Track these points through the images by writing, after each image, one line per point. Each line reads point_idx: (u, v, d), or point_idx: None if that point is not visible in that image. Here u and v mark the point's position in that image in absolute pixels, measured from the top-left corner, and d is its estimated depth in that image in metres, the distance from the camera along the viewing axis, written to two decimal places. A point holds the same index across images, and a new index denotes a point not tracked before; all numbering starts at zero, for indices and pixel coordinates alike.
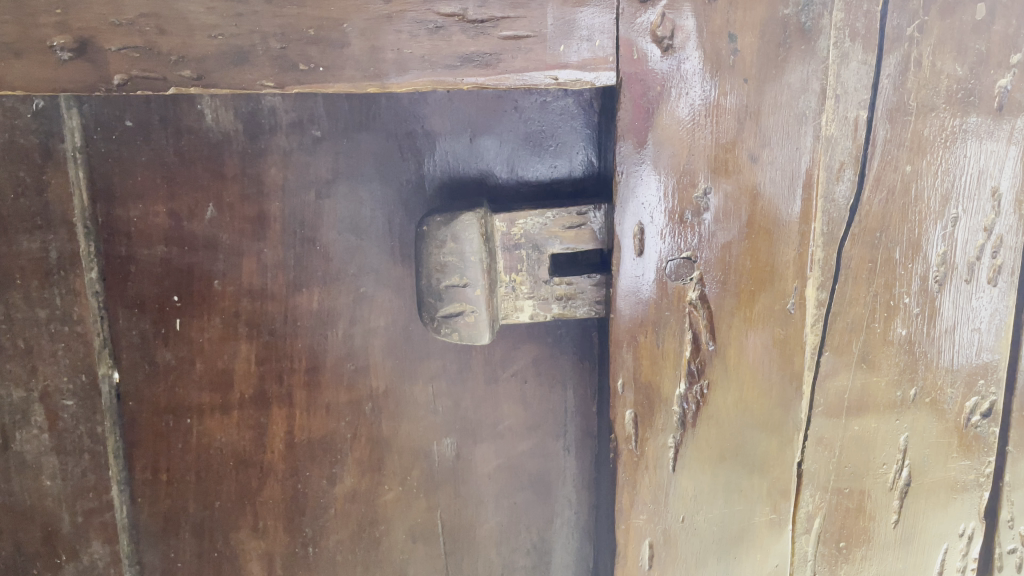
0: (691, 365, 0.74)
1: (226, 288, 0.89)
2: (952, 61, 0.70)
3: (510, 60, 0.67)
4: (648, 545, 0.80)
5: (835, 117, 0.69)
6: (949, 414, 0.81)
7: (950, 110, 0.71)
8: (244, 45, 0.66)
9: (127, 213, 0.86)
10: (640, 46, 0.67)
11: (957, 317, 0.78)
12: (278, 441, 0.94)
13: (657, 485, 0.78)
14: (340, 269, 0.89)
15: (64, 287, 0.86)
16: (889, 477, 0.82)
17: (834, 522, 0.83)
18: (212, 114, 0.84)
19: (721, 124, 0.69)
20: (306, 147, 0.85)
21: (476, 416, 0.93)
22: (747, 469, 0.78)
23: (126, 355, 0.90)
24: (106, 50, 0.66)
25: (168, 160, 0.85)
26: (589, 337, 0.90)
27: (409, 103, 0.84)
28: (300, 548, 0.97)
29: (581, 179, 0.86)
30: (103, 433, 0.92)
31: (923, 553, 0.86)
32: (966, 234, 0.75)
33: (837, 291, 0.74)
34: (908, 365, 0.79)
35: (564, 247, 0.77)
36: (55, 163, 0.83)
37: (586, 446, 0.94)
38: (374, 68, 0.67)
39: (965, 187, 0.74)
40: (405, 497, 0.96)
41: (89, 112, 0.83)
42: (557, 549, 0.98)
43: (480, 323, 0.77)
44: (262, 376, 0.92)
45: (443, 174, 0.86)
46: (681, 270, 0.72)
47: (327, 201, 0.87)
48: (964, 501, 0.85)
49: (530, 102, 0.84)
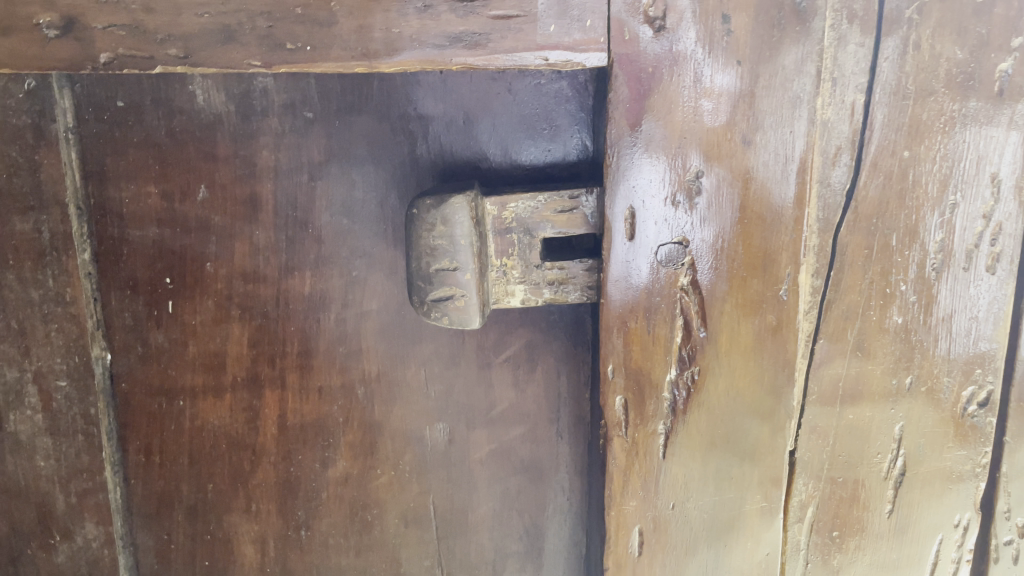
0: (681, 351, 0.72)
1: (218, 270, 0.89)
2: (951, 44, 0.69)
3: (500, 39, 0.66)
4: (638, 532, 0.78)
5: (832, 100, 0.68)
6: (945, 404, 0.80)
7: (950, 94, 0.70)
8: (231, 23, 0.65)
9: (119, 194, 0.86)
10: (632, 27, 0.66)
11: (955, 305, 0.77)
12: (270, 424, 0.94)
13: (647, 472, 0.76)
14: (332, 252, 0.89)
15: (57, 268, 0.86)
16: (882, 466, 0.82)
17: (829, 508, 0.84)
18: (204, 95, 0.83)
19: (714, 107, 0.68)
20: (299, 130, 0.85)
21: (468, 402, 0.92)
22: (737, 457, 0.75)
23: (119, 337, 0.90)
24: (93, 28, 0.65)
25: (160, 141, 0.85)
26: (582, 324, 0.89)
27: (402, 85, 0.83)
28: (292, 530, 0.97)
29: (575, 164, 0.85)
30: (96, 415, 0.92)
31: (918, 545, 0.85)
32: (964, 221, 0.74)
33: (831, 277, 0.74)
34: (903, 354, 0.79)
35: (556, 231, 0.77)
36: (47, 144, 0.83)
37: (578, 433, 0.93)
38: (363, 47, 0.66)
39: (965, 173, 0.73)
40: (397, 481, 0.95)
41: (81, 93, 0.82)
42: (550, 537, 0.97)
43: (470, 308, 0.76)
44: (255, 358, 0.92)
45: (436, 157, 0.85)
46: (672, 255, 0.71)
47: (319, 183, 0.86)
48: (960, 492, 0.83)
49: (524, 84, 0.83)
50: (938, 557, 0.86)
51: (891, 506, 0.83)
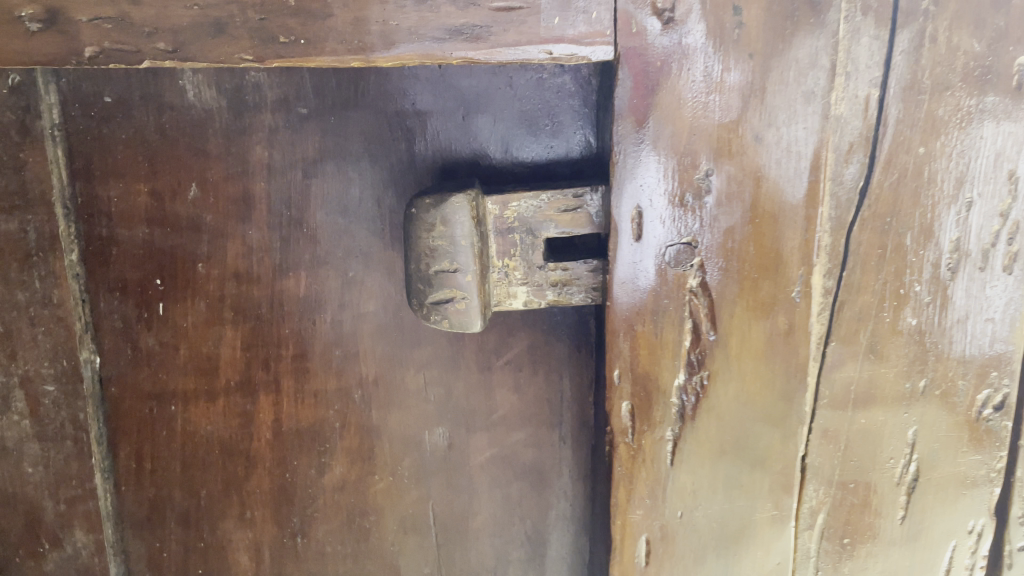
0: (690, 355, 0.70)
1: (210, 271, 0.86)
2: (969, 36, 0.66)
3: (502, 32, 0.63)
4: (645, 542, 0.76)
5: (845, 95, 0.66)
6: (959, 407, 0.78)
7: (966, 89, 0.67)
8: (222, 15, 0.62)
9: (108, 193, 0.83)
10: (640, 19, 0.63)
11: (969, 306, 0.75)
12: (265, 429, 0.91)
13: (654, 480, 0.74)
14: (328, 252, 0.86)
15: (44, 269, 0.83)
16: (895, 471, 0.80)
17: (840, 514, 0.81)
18: (194, 90, 0.80)
19: (724, 103, 0.65)
20: (292, 127, 0.82)
21: (469, 405, 0.90)
22: (747, 464, 0.72)
23: (108, 340, 0.88)
24: (78, 21, 0.62)
25: (149, 137, 0.82)
26: (586, 326, 0.87)
27: (399, 80, 0.80)
28: (288, 538, 0.94)
29: (578, 161, 0.82)
30: (86, 420, 0.89)
31: (931, 551, 0.83)
32: (980, 220, 0.72)
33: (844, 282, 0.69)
34: (917, 356, 0.76)
35: (559, 231, 0.74)
36: (32, 141, 0.80)
37: (582, 437, 0.91)
38: (359, 40, 0.63)
39: (981, 170, 0.70)
40: (395, 487, 0.93)
41: (67, 88, 0.80)
42: (552, 543, 0.95)
43: (471, 311, 0.74)
44: (248, 361, 0.89)
45: (435, 154, 0.82)
46: (681, 256, 0.68)
47: (314, 181, 0.84)
48: (974, 497, 0.81)
49: (525, 78, 0.80)
50: (951, 563, 0.84)
51: (903, 511, 0.81)
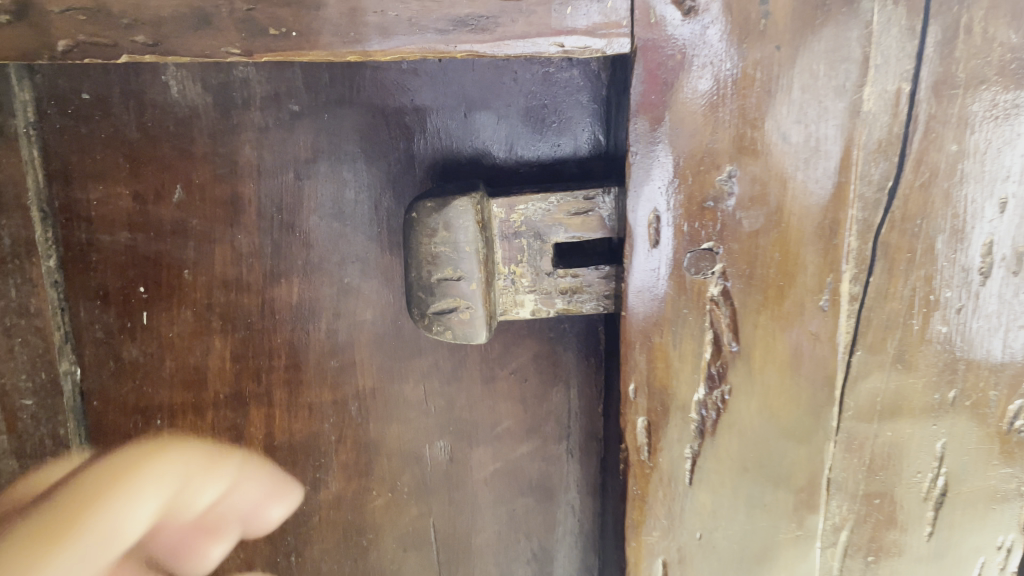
0: (710, 368, 0.65)
1: (197, 278, 0.81)
2: (1005, 27, 0.61)
3: (510, 23, 0.58)
4: (661, 564, 0.72)
5: (875, 90, 0.61)
6: (990, 419, 0.74)
7: (1002, 83, 0.62)
8: (206, 6, 0.57)
9: (87, 196, 0.78)
10: (658, 9, 0.59)
11: (1002, 312, 0.70)
12: (256, 444, 0.86)
13: (672, 500, 0.69)
14: (322, 257, 0.81)
15: (20, 277, 0.77)
16: (922, 486, 0.76)
17: (864, 530, 0.78)
18: (178, 86, 0.75)
19: (750, 99, 0.61)
20: (282, 125, 0.77)
21: (471, 418, 0.85)
22: (770, 483, 0.68)
23: (89, 351, 0.82)
24: (49, 13, 0.57)
25: (131, 137, 0.77)
26: (595, 334, 0.82)
27: (396, 75, 0.75)
28: (282, 557, 0.90)
29: (587, 160, 0.78)
30: (66, 436, 0.83)
31: (958, 568, 0.79)
32: (1015, 221, 0.67)
33: (872, 287, 0.65)
34: (948, 365, 0.72)
35: (569, 236, 0.69)
36: (6, 140, 0.73)
37: (590, 450, 0.87)
38: (355, 32, 0.58)
39: (1016, 169, 0.65)
40: (394, 503, 0.88)
41: (42, 84, 0.74)
42: (559, 559, 0.91)
43: (476, 321, 0.69)
44: (239, 373, 0.84)
45: (434, 154, 0.78)
46: (702, 263, 0.63)
47: (307, 183, 0.79)
48: (1004, 511, 0.77)
49: (530, 73, 0.75)
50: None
51: (930, 527, 0.77)
